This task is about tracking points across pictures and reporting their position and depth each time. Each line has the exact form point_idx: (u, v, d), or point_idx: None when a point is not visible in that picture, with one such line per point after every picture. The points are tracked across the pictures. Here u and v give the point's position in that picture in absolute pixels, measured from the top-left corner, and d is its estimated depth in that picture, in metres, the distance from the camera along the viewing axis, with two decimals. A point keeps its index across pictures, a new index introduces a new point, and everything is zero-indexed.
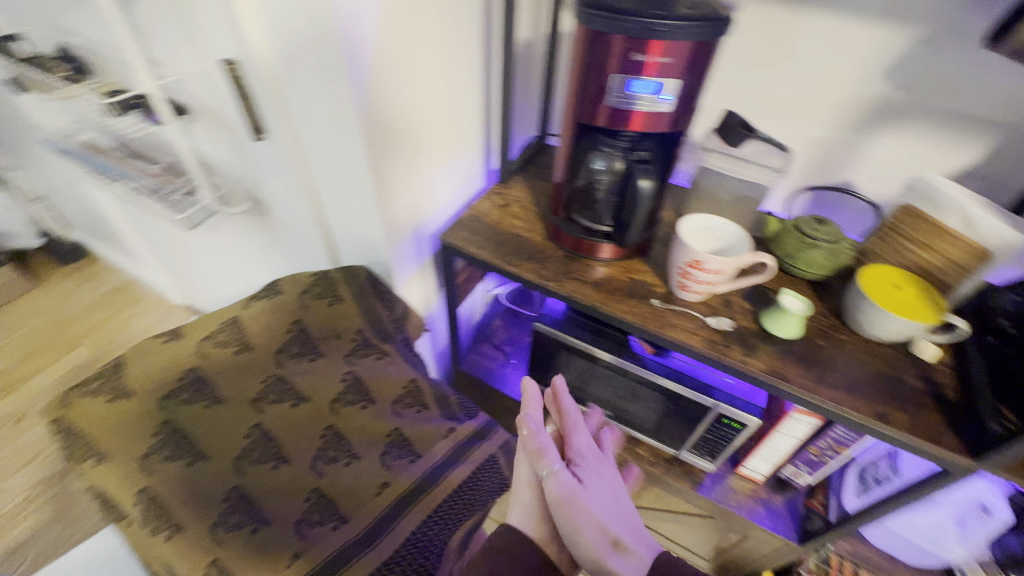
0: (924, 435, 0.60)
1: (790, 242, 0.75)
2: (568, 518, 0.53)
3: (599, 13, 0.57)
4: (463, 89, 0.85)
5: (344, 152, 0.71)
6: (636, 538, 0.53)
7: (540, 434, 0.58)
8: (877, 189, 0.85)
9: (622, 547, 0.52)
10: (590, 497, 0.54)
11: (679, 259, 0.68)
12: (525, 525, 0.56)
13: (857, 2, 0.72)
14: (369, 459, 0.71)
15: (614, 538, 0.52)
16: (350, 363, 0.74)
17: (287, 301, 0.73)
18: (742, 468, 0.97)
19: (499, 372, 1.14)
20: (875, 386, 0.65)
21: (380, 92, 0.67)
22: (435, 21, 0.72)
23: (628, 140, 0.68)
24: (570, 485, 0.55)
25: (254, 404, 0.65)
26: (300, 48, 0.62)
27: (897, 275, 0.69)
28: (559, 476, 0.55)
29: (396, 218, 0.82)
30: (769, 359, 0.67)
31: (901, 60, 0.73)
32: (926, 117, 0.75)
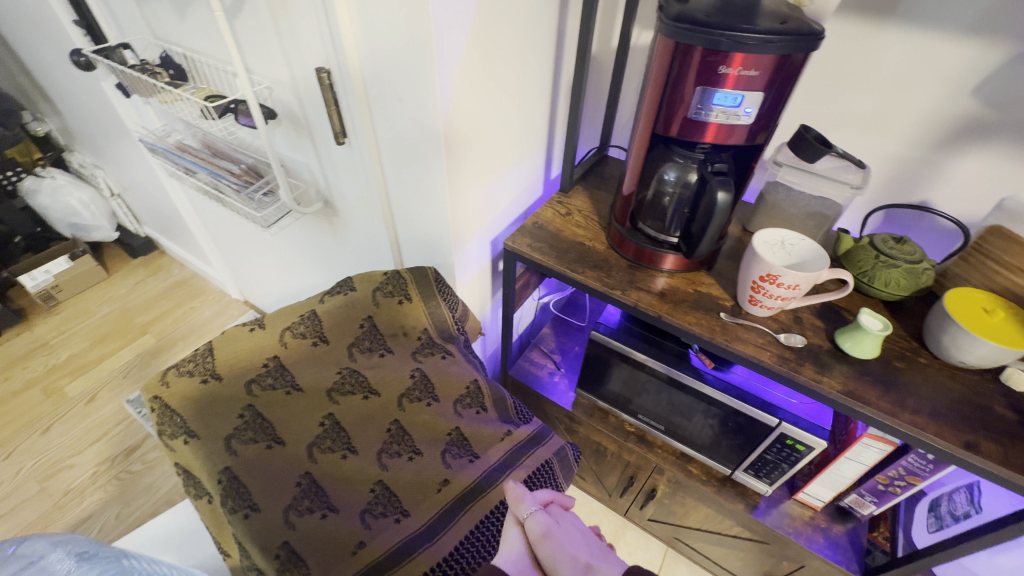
0: (1018, 468, 0.56)
1: (867, 260, 0.73)
2: (549, 554, 0.51)
3: (684, 26, 0.58)
4: (533, 100, 0.87)
5: (422, 157, 0.74)
6: (611, 561, 0.50)
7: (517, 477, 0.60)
8: (960, 209, 0.81)
9: (595, 570, 0.49)
10: (564, 533, 0.53)
11: (750, 272, 0.68)
12: (507, 562, 0.52)
13: (945, 18, 0.70)
14: (431, 456, 0.73)
15: (587, 565, 0.49)
16: (418, 360, 0.76)
17: (361, 298, 0.76)
18: (801, 493, 0.93)
19: (547, 381, 1.14)
20: (960, 414, 0.61)
21: (462, 102, 0.70)
22: (516, 34, 0.74)
23: (704, 152, 0.68)
24: (548, 525, 0.54)
25: (329, 394, 0.69)
26: (392, 59, 0.65)
27: (985, 298, 0.66)
28: (534, 513, 0.55)
29: (464, 223, 0.84)
30: (843, 379, 0.65)
31: (992, 78, 0.71)
32: (1019, 136, 0.72)
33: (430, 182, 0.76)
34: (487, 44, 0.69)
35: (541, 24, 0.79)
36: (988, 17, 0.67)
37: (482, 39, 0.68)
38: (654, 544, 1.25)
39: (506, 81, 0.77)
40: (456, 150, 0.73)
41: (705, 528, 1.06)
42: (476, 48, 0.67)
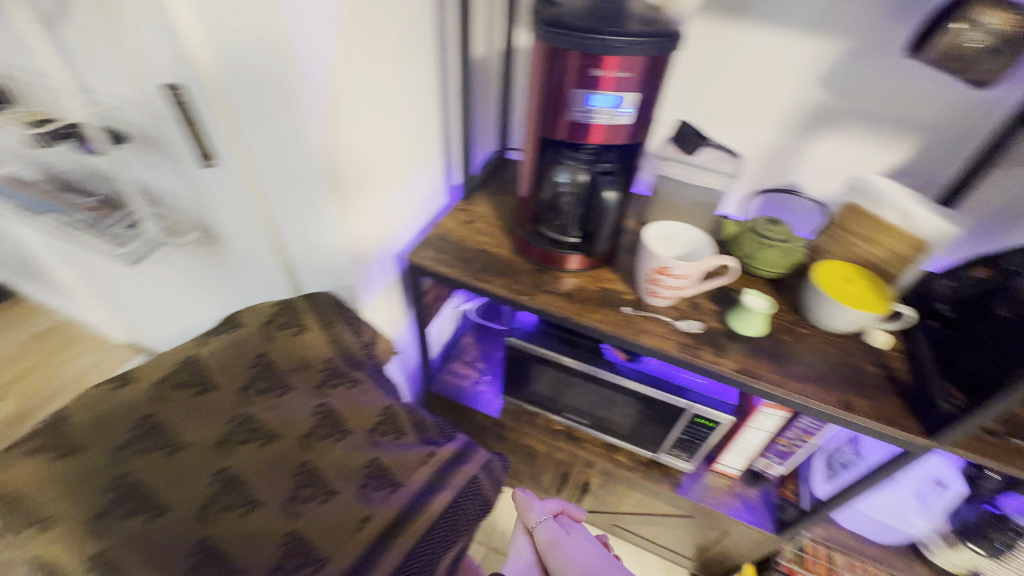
0: (883, 418, 0.63)
1: (748, 243, 0.79)
2: (555, 560, 0.74)
3: (557, 30, 0.58)
4: (421, 109, 0.85)
5: (302, 176, 0.68)
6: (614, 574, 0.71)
7: (535, 501, 0.81)
8: (821, 189, 0.90)
9: None
10: (570, 543, 0.75)
11: (647, 266, 0.69)
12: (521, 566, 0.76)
13: (790, 17, 0.77)
14: (349, 493, 0.66)
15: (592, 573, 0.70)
16: (322, 395, 0.70)
17: (249, 334, 0.70)
18: (718, 465, 0.99)
19: (472, 391, 1.12)
20: (837, 376, 0.68)
21: (340, 115, 0.66)
22: (393, 43, 0.71)
23: (591, 153, 0.69)
24: (557, 534, 0.77)
25: (220, 447, 0.60)
26: (253, 72, 0.60)
27: (847, 269, 0.74)
28: (545, 526, 0.78)
29: (360, 242, 0.80)
30: (738, 358, 0.69)
31: (833, 69, 0.78)
32: (859, 120, 0.81)
33: (315, 202, 0.71)
34: (361, 54, 0.66)
35: (420, 31, 0.77)
36: (824, 15, 0.75)
37: (355, 49, 0.64)
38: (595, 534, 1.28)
39: (388, 91, 0.74)
40: (340, 166, 0.69)
41: (638, 512, 1.10)
42: (348, 59, 0.64)
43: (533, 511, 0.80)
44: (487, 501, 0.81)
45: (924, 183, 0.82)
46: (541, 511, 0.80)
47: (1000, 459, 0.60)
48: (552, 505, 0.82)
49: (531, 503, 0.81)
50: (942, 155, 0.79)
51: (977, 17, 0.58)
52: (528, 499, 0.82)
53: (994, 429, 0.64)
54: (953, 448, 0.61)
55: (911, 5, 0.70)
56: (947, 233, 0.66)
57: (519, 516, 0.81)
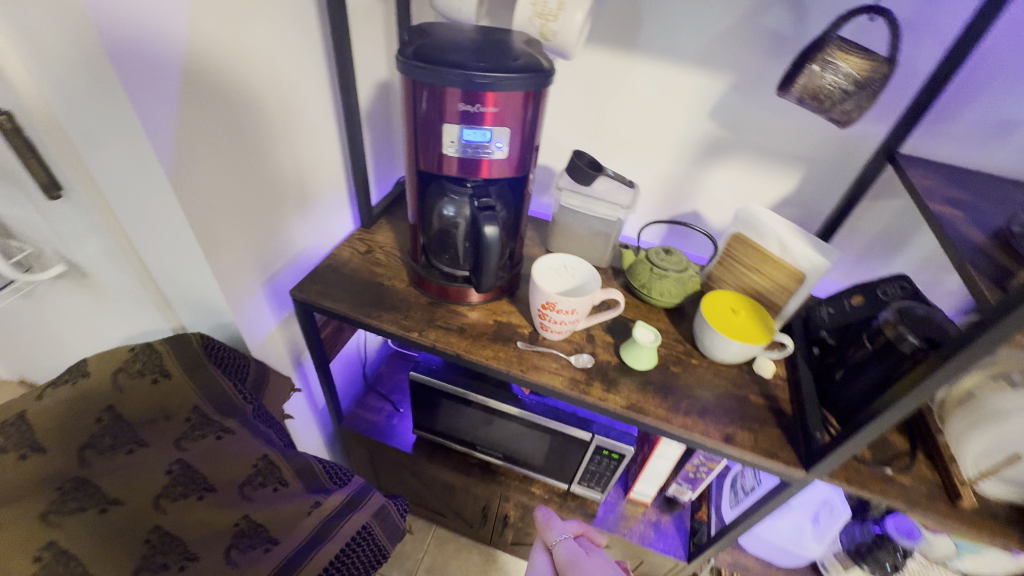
0: (763, 451, 0.64)
1: (643, 272, 0.79)
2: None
3: (418, 63, 0.56)
4: (309, 134, 0.81)
5: (155, 208, 0.63)
6: None
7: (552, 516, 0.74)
8: (718, 218, 0.92)
9: None
10: (590, 563, 0.65)
11: (535, 300, 0.68)
12: None
13: (676, 52, 0.78)
14: (210, 558, 0.59)
15: None
16: (181, 449, 0.63)
17: (97, 385, 0.63)
18: (632, 493, 0.98)
19: (386, 425, 1.06)
20: (723, 408, 0.68)
21: (194, 147, 0.61)
22: (262, 70, 0.68)
23: (474, 186, 0.67)
24: (577, 553, 0.67)
25: (42, 518, 0.54)
26: (82, 100, 0.54)
27: (734, 299, 0.75)
28: (564, 543, 0.69)
29: (237, 277, 0.74)
30: (627, 393, 0.68)
31: (720, 103, 0.80)
32: (746, 153, 0.83)
33: (173, 236, 0.66)
34: (218, 83, 0.62)
35: (299, 58, 0.73)
36: (706, 52, 0.76)
37: (208, 78, 0.60)
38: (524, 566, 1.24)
39: (260, 120, 0.70)
40: (200, 200, 0.64)
41: None
42: (200, 89, 0.60)
43: (553, 532, 0.72)
44: (381, 550, 0.77)
45: (808, 212, 0.86)
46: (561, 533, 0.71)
47: (869, 487, 0.62)
48: (570, 527, 0.73)
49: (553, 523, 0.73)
50: (821, 187, 0.83)
51: (833, 59, 0.61)
52: (546, 516, 0.74)
53: (866, 457, 0.65)
54: (827, 479, 0.62)
55: (783, 45, 0.72)
56: (821, 266, 0.68)
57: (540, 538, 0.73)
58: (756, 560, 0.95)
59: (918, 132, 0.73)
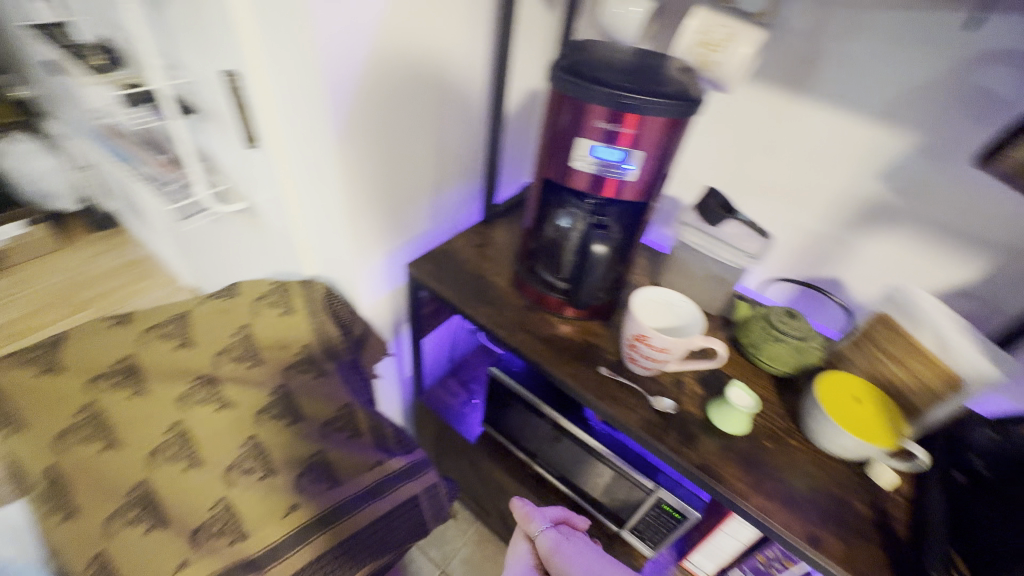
0: (856, 569, 0.54)
1: (756, 331, 0.72)
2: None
3: (568, 77, 0.58)
4: (457, 127, 0.87)
5: (318, 167, 0.73)
6: None
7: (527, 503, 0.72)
8: (864, 292, 0.81)
9: None
10: (571, 549, 0.65)
11: (628, 330, 0.66)
12: None
13: (854, 99, 0.70)
14: (284, 477, 0.68)
15: None
16: (285, 378, 0.73)
17: (242, 305, 0.75)
18: (686, 561, 0.88)
19: (458, 411, 1.11)
20: (815, 505, 0.59)
21: (360, 120, 0.70)
22: (432, 63, 0.75)
23: (593, 204, 0.67)
24: (558, 540, 0.66)
25: (176, 402, 0.66)
26: (289, 69, 0.65)
27: (859, 386, 0.65)
28: (546, 533, 0.68)
29: (367, 240, 0.83)
30: (706, 453, 0.63)
31: (895, 164, 0.70)
32: (918, 225, 0.72)
33: (327, 194, 0.76)
34: (392, 68, 0.69)
35: (465, 56, 0.80)
36: (890, 104, 0.67)
37: (386, 63, 0.68)
38: None
39: (420, 107, 0.77)
40: (354, 167, 0.73)
41: None
42: (376, 70, 0.68)
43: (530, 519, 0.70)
44: (423, 524, 0.81)
45: (988, 311, 0.71)
46: (539, 522, 0.69)
47: None
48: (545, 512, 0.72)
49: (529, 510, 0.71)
50: (1014, 284, 0.67)
51: None
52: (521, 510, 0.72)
53: None
54: None
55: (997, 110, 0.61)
56: (989, 377, 0.57)
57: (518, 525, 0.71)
58: None
59: None
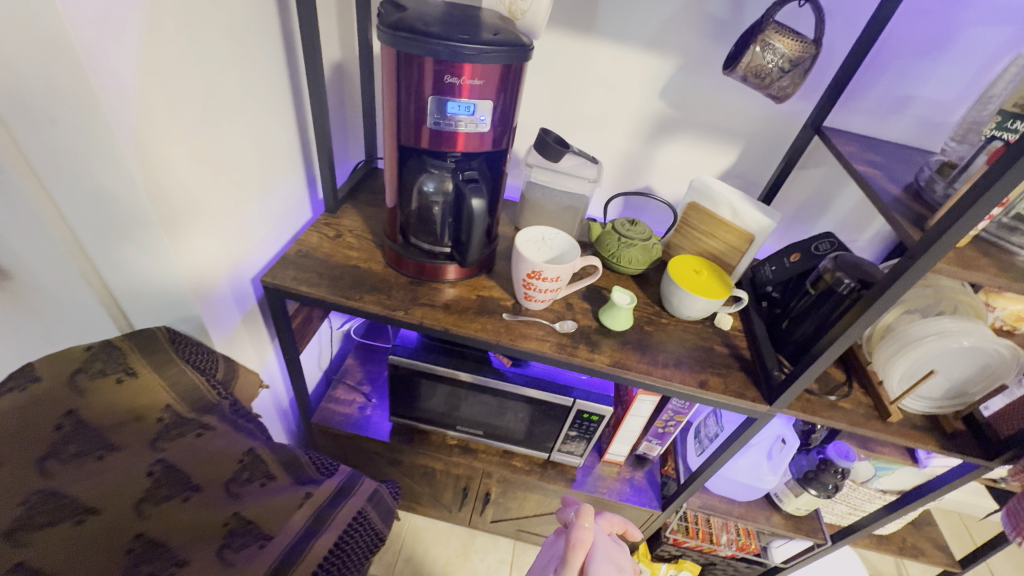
0: (733, 392, 0.71)
1: (611, 242, 0.84)
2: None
3: (402, 34, 0.57)
4: (270, 115, 0.78)
5: (108, 191, 0.57)
6: None
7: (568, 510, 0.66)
8: (669, 192, 1.00)
9: None
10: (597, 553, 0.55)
11: (520, 270, 0.71)
12: None
13: (630, 34, 0.83)
14: (201, 561, 0.55)
15: None
16: (158, 450, 0.59)
17: (53, 388, 0.58)
18: (608, 455, 1.04)
19: (359, 417, 1.04)
20: (693, 359, 0.75)
21: (158, 123, 0.57)
22: (222, 44, 0.63)
23: (455, 161, 0.68)
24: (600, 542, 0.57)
25: (8, 538, 0.48)
26: (23, 71, 0.48)
27: (697, 261, 0.82)
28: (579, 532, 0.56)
29: (200, 266, 0.70)
30: (611, 352, 0.73)
31: (669, 83, 0.87)
32: (694, 130, 0.91)
33: (132, 225, 0.61)
34: (180, 58, 0.57)
35: (258, 29, 0.70)
36: (656, 34, 0.82)
37: (170, 50, 0.56)
38: (502, 542, 1.28)
39: (223, 96, 0.66)
40: (166, 187, 0.60)
41: (539, 513, 1.11)
42: (163, 57, 0.55)
43: (587, 528, 0.56)
44: (379, 532, 0.75)
45: (748, 184, 0.96)
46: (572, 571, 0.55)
47: (822, 414, 0.71)
48: (578, 533, 0.56)
49: (588, 538, 0.56)
50: (758, 161, 0.93)
51: (770, 40, 0.67)
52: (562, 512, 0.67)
53: (815, 388, 0.75)
54: (787, 411, 0.71)
55: (724, 29, 0.80)
56: (767, 226, 0.77)
57: (583, 516, 0.58)
58: (722, 502, 1.02)
59: (836, 110, 0.85)
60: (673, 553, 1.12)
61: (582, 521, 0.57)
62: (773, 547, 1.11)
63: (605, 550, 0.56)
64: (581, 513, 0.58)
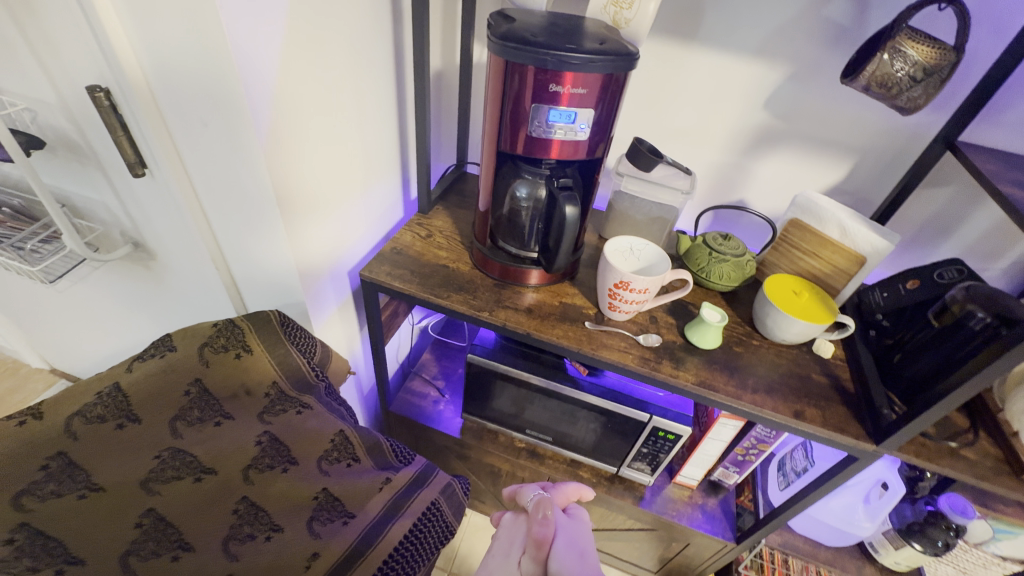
0: (832, 426, 0.66)
1: (701, 256, 0.81)
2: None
3: (511, 44, 0.58)
4: (376, 119, 0.83)
5: (242, 185, 0.64)
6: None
7: (529, 492, 0.66)
8: (766, 206, 0.94)
9: None
10: (560, 541, 0.55)
11: (607, 280, 0.70)
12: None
13: (736, 42, 0.80)
14: (294, 530, 0.60)
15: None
16: (265, 423, 0.65)
17: (183, 359, 0.64)
18: (679, 477, 1.00)
19: (432, 411, 1.08)
20: (786, 387, 0.70)
21: (287, 122, 0.62)
22: (344, 53, 0.69)
23: (550, 168, 0.69)
24: (567, 531, 0.57)
25: (143, 486, 0.55)
26: (188, 79, 0.55)
27: (796, 281, 0.77)
28: (539, 525, 0.56)
29: (309, 256, 0.76)
30: (697, 370, 0.70)
31: (775, 93, 0.82)
32: (799, 143, 0.86)
33: (259, 219, 0.67)
34: (309, 65, 0.63)
35: (373, 38, 0.75)
36: (766, 41, 0.78)
37: (301, 60, 0.61)
38: None
39: (340, 100, 0.72)
40: (289, 182, 0.66)
41: (601, 527, 1.09)
42: (295, 64, 0.60)
43: (547, 522, 0.57)
44: (449, 526, 0.76)
45: (858, 201, 0.88)
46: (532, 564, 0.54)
47: (939, 461, 0.63)
48: (541, 529, 0.56)
49: (550, 531, 0.56)
50: (872, 177, 0.85)
51: (901, 46, 0.62)
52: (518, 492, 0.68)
53: (932, 432, 0.67)
54: (896, 453, 0.64)
55: (845, 35, 0.75)
56: (883, 249, 0.71)
57: (542, 512, 0.58)
58: (805, 543, 0.94)
59: (972, 125, 0.76)
60: None
61: (541, 516, 0.58)
62: None
63: (568, 536, 0.56)
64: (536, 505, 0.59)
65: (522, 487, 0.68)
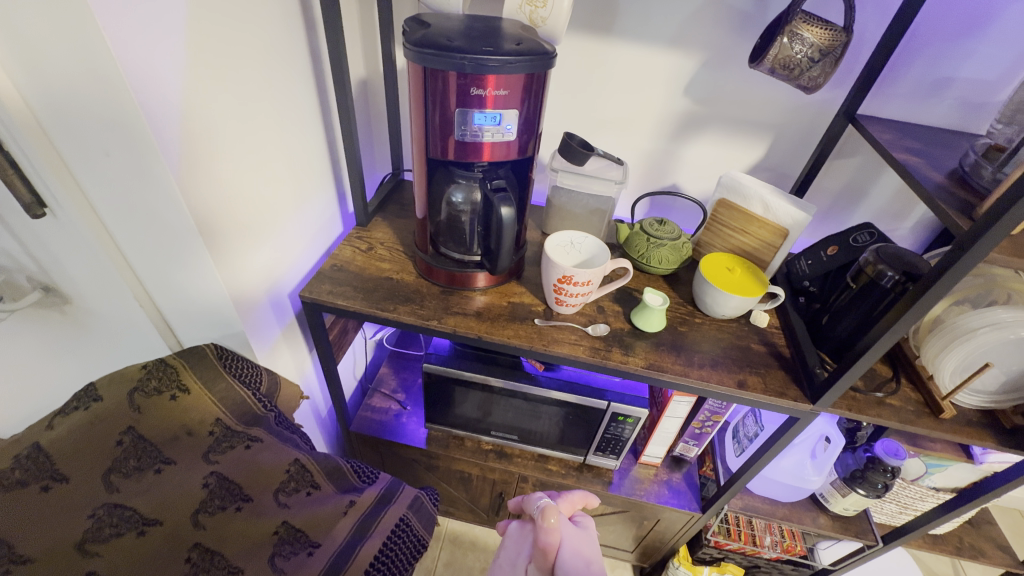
0: (773, 391, 0.70)
1: (640, 242, 0.84)
2: None
3: (428, 51, 0.58)
4: (301, 135, 0.81)
5: (156, 216, 0.60)
6: None
7: (535, 499, 0.69)
8: (697, 188, 0.99)
9: None
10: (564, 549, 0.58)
11: (551, 275, 0.71)
12: None
13: (651, 34, 0.83)
14: (254, 569, 0.57)
15: None
16: (211, 463, 0.62)
17: (113, 407, 0.60)
18: (644, 457, 1.03)
19: (396, 424, 1.06)
20: (729, 359, 0.73)
21: (200, 149, 0.59)
22: (257, 74, 0.67)
23: (482, 170, 0.69)
24: (572, 537, 0.60)
25: (79, 548, 0.51)
26: (80, 109, 0.51)
27: (728, 259, 0.81)
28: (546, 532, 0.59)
29: (242, 283, 0.73)
30: (646, 354, 0.72)
31: (693, 80, 0.86)
32: (720, 126, 0.90)
33: (181, 250, 0.64)
34: (219, 88, 0.60)
35: (287, 54, 0.73)
36: (680, 30, 0.82)
37: (210, 83, 0.59)
38: None
39: (260, 121, 0.69)
40: (209, 209, 0.63)
41: None
42: (203, 88, 0.58)
43: (552, 529, 0.59)
44: (420, 539, 0.76)
45: (777, 176, 0.94)
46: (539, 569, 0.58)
47: (869, 412, 0.68)
48: (546, 538, 0.58)
49: (555, 539, 0.58)
50: (788, 153, 0.91)
51: (798, 30, 0.66)
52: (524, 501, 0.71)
53: (861, 386, 0.72)
54: (831, 410, 0.69)
55: (749, 21, 0.79)
56: (802, 220, 0.75)
57: (547, 518, 0.59)
58: (764, 503, 1.00)
59: (868, 97, 0.83)
60: (715, 557, 1.10)
61: (544, 524, 0.59)
62: (820, 548, 1.08)
63: (573, 544, 0.59)
64: (542, 509, 0.61)
65: (529, 495, 0.71)
